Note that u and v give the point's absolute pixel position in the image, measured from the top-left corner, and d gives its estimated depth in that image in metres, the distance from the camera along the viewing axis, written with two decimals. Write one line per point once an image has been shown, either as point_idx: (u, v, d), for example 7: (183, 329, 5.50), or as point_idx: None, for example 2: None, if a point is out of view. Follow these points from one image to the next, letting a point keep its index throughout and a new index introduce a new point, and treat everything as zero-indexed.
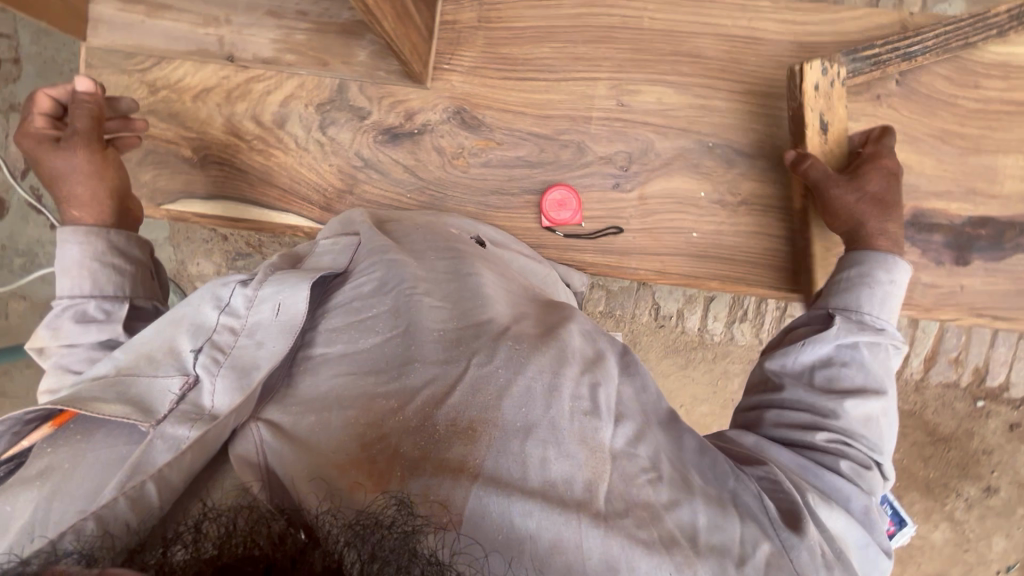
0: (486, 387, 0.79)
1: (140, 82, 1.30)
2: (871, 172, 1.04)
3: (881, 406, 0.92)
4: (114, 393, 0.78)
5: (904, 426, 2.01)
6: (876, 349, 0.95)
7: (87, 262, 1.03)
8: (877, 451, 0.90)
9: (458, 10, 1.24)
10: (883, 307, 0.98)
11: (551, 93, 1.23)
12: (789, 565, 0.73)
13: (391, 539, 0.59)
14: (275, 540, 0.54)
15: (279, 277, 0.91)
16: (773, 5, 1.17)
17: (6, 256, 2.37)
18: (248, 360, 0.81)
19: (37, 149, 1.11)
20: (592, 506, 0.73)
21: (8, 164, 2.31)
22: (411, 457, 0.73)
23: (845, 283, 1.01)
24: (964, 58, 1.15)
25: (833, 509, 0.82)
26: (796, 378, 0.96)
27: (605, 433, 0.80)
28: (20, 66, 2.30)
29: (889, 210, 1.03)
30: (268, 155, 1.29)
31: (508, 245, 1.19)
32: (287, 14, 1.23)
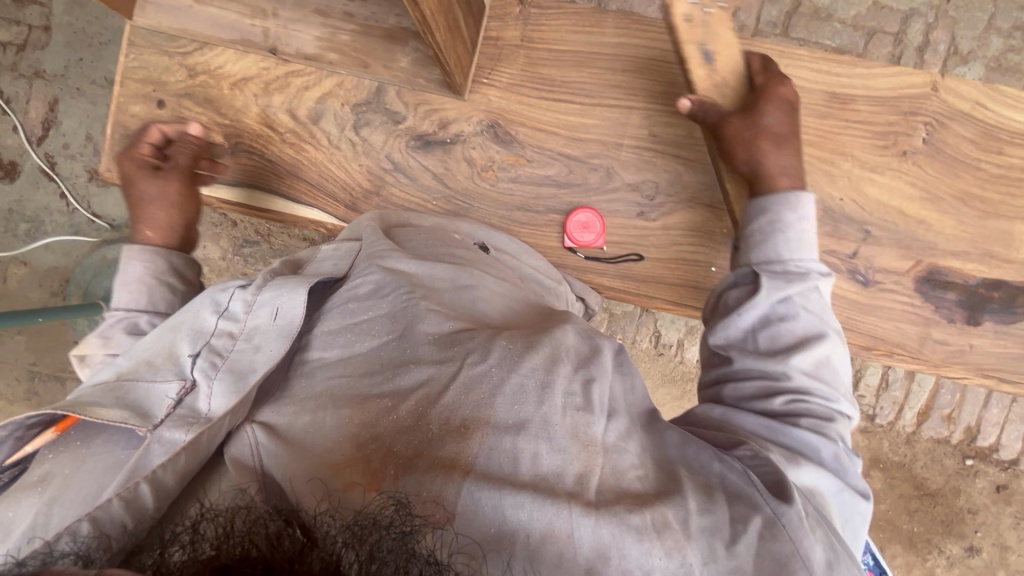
0: (479, 386, 0.78)
1: (180, 65, 1.31)
2: (766, 107, 1.07)
3: (828, 353, 0.94)
4: (113, 398, 0.80)
5: (892, 477, 2.02)
6: (813, 299, 0.97)
7: (145, 276, 1.07)
8: (834, 400, 0.91)
9: (502, 28, 1.27)
10: (801, 245, 1.00)
11: (584, 117, 1.24)
12: (784, 533, 0.71)
13: (389, 540, 0.58)
14: (271, 543, 0.53)
15: (278, 281, 0.93)
16: (810, 54, 1.20)
17: (12, 220, 2.36)
18: (245, 363, 0.83)
19: (134, 171, 1.16)
20: (584, 497, 0.71)
21: (25, 130, 2.33)
22: (404, 455, 0.72)
23: (761, 240, 1.02)
24: (991, 124, 1.18)
25: (803, 465, 0.82)
26: (741, 347, 0.98)
27: (597, 428, 0.78)
28: (50, 34, 2.30)
29: (787, 143, 1.07)
30: (300, 149, 1.30)
31: (520, 255, 1.20)
32: (334, 14, 1.24)
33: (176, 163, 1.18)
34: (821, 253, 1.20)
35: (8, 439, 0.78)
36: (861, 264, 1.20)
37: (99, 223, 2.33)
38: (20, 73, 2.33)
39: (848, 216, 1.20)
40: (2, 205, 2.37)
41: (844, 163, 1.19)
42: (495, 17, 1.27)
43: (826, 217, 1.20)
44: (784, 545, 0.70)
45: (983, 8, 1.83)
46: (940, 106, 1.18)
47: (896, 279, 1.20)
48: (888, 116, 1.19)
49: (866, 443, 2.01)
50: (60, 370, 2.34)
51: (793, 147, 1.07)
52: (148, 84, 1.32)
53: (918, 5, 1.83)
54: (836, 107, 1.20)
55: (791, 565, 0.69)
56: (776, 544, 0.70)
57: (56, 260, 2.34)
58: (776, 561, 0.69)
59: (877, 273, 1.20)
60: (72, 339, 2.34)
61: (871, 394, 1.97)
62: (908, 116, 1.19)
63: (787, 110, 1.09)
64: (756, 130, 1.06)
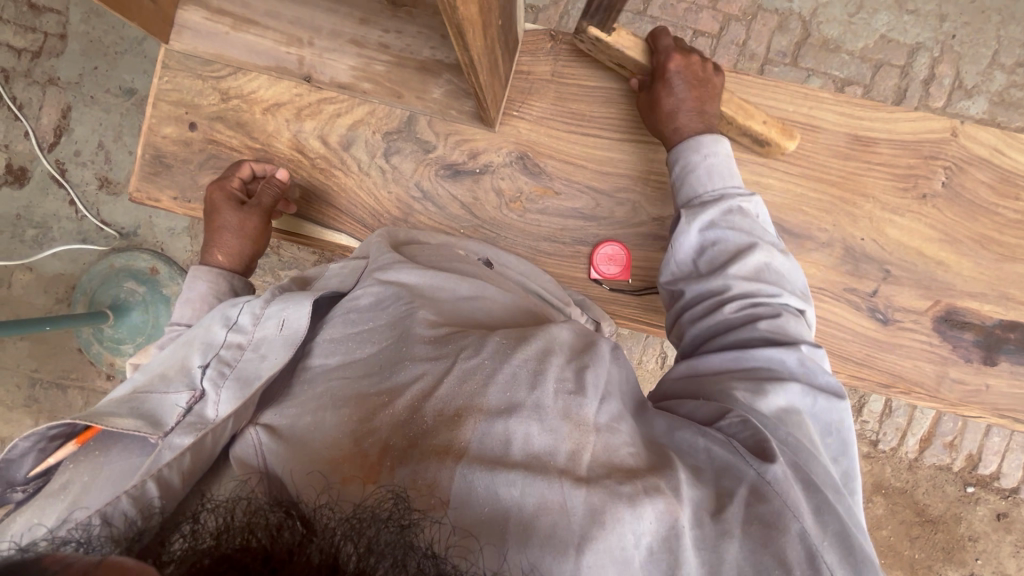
0: (474, 378, 0.76)
1: (213, 89, 1.33)
2: (665, 83, 1.15)
3: (764, 258, 1.01)
4: (127, 408, 0.81)
5: (894, 503, 2.01)
6: (743, 216, 1.05)
7: (208, 295, 1.16)
8: (779, 295, 0.98)
9: (533, 62, 1.29)
10: (715, 176, 1.09)
11: (612, 151, 1.27)
12: (773, 492, 0.71)
13: (387, 533, 0.56)
14: (270, 536, 0.53)
15: (283, 296, 0.93)
16: (834, 98, 1.24)
17: (18, 226, 2.31)
18: (251, 371, 0.84)
19: (222, 202, 1.22)
20: (575, 472, 0.69)
21: (37, 136, 2.29)
22: (399, 446, 0.70)
23: (680, 175, 1.12)
24: (1008, 170, 1.22)
25: (765, 388, 0.86)
26: (688, 277, 1.07)
27: (588, 408, 0.75)
28: (66, 42, 2.26)
29: (686, 111, 1.14)
30: (330, 175, 1.31)
31: (532, 276, 1.21)
32: (369, 44, 1.26)
33: (258, 202, 1.23)
34: (842, 290, 1.22)
35: (31, 450, 0.81)
36: (881, 302, 1.22)
37: (108, 231, 2.28)
38: (33, 79, 2.28)
39: (868, 255, 1.22)
40: (10, 210, 2.32)
41: (865, 204, 1.22)
42: (528, 52, 1.30)
43: (847, 256, 1.22)
44: (773, 505, 0.70)
45: (988, 45, 1.88)
46: (959, 151, 1.21)
47: (915, 318, 1.22)
48: (909, 159, 1.22)
49: (869, 468, 2.02)
50: (60, 378, 2.30)
51: (712, 93, 1.17)
52: (181, 106, 1.34)
53: (924, 39, 1.88)
54: (858, 150, 1.23)
55: (783, 520, 0.69)
56: (766, 506, 0.70)
57: (63, 267, 2.30)
58: (765, 522, 0.69)
59: (897, 312, 1.22)
60: (75, 347, 2.30)
61: (874, 419, 1.99)
62: (928, 160, 1.22)
63: (689, 83, 1.15)
64: (673, 104, 1.14)
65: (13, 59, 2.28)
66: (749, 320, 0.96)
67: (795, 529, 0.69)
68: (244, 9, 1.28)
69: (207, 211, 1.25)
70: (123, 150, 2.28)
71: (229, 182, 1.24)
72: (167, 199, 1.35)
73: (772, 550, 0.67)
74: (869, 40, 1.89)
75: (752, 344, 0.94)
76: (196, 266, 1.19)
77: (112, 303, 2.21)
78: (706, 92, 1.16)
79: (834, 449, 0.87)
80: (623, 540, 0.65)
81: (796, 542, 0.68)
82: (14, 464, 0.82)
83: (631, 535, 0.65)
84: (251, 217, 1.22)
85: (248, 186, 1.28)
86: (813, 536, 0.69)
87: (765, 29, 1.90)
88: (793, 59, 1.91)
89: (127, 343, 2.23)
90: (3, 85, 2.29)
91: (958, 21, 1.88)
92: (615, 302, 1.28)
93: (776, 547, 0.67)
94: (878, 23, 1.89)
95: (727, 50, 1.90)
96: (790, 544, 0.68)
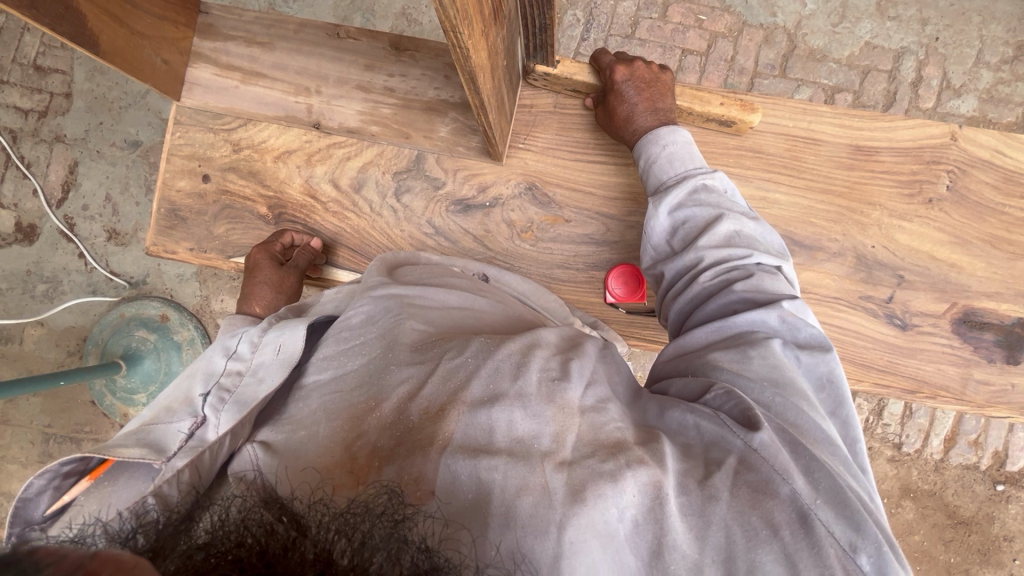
0: (458, 378, 0.74)
1: (224, 141, 1.36)
2: (618, 88, 1.19)
3: (732, 227, 0.99)
4: (133, 439, 0.81)
5: (924, 507, 1.98)
6: (709, 193, 1.05)
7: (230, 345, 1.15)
8: (751, 255, 0.96)
9: (535, 96, 1.32)
10: (681, 161, 1.10)
11: (619, 176, 1.29)
12: (762, 461, 0.68)
13: (382, 528, 0.55)
14: (263, 531, 0.51)
15: (280, 323, 0.94)
16: (832, 111, 1.26)
17: (29, 282, 2.33)
18: (248, 395, 0.84)
19: (264, 261, 1.27)
20: (559, 454, 0.67)
21: (45, 193, 2.32)
22: (386, 447, 0.69)
23: (645, 169, 1.14)
24: (1012, 170, 1.23)
25: (746, 352, 0.83)
26: (665, 257, 1.06)
27: (572, 392, 0.74)
28: (71, 101, 2.31)
29: (641, 110, 1.17)
30: (343, 218, 1.34)
31: (537, 296, 1.22)
32: (375, 89, 1.30)
33: (294, 263, 1.27)
34: (858, 299, 1.23)
35: (46, 489, 0.78)
36: (898, 308, 1.23)
37: (118, 281, 2.30)
38: (40, 138, 2.33)
39: (881, 262, 1.23)
40: (19, 267, 2.34)
41: (874, 213, 1.23)
42: (529, 86, 1.32)
43: (860, 264, 1.23)
44: (761, 473, 0.67)
45: (971, 44, 1.92)
46: (960, 155, 1.23)
47: (934, 322, 1.23)
48: (911, 165, 1.24)
49: (895, 472, 1.98)
50: (75, 432, 2.29)
51: (662, 90, 1.20)
52: (193, 160, 1.37)
53: (908, 43, 1.92)
54: (861, 159, 1.24)
55: (772, 485, 0.66)
56: (754, 473, 0.67)
57: (75, 320, 2.32)
58: (753, 487, 0.66)
59: (914, 317, 1.23)
60: (88, 399, 2.29)
61: (896, 422, 1.97)
62: (930, 164, 1.24)
63: (641, 86, 1.19)
64: (628, 109, 1.18)
65: (20, 120, 2.33)
66: (724, 285, 0.94)
67: (786, 492, 0.65)
68: (252, 63, 1.32)
69: (248, 267, 1.29)
70: (131, 202, 2.32)
71: (273, 244, 1.30)
72: (184, 251, 1.37)
73: (761, 512, 0.64)
74: (855, 47, 1.93)
75: (732, 310, 0.91)
76: (229, 315, 1.18)
77: (123, 352, 2.20)
78: (659, 94, 1.19)
79: (831, 403, 0.82)
80: (606, 514, 0.63)
81: (785, 505, 0.64)
82: (29, 506, 0.77)
83: (614, 510, 0.63)
84: (288, 277, 1.26)
85: (287, 251, 1.34)
86: (805, 498, 0.65)
87: (752, 43, 1.95)
88: (782, 71, 1.95)
89: (139, 394, 2.19)
90: (11, 145, 2.33)
91: (940, 23, 1.92)
92: (631, 323, 1.30)
93: (765, 510, 0.64)
94: (862, 31, 1.93)
95: (717, 67, 1.94)
96: (780, 507, 0.64)
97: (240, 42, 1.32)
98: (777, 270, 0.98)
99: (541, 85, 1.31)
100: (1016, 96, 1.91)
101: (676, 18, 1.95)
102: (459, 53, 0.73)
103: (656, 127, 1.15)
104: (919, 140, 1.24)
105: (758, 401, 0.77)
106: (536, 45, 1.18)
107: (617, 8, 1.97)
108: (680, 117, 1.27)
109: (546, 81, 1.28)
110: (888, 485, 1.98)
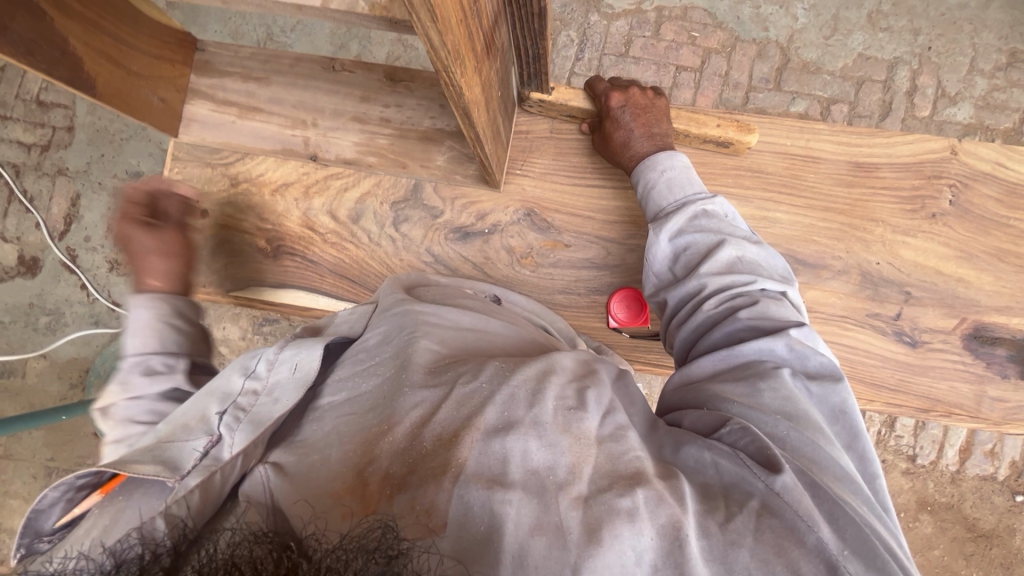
0: (472, 403, 0.73)
1: (222, 176, 1.36)
2: (614, 115, 1.19)
3: (734, 252, 0.98)
4: (150, 455, 0.75)
5: (943, 520, 1.93)
6: (709, 218, 1.04)
7: (153, 321, 1.09)
8: (754, 281, 0.94)
9: (531, 122, 1.32)
10: (682, 185, 1.09)
11: (618, 200, 1.28)
12: (786, 506, 0.65)
13: (375, 565, 0.50)
14: (254, 566, 0.47)
15: (297, 341, 0.90)
16: (829, 128, 1.25)
17: (31, 314, 2.33)
18: (264, 416, 0.78)
19: (129, 228, 1.22)
20: (574, 488, 0.65)
21: (47, 226, 2.33)
22: (397, 474, 0.66)
23: (644, 195, 1.14)
24: (1014, 183, 1.22)
25: (754, 384, 0.81)
26: (668, 285, 1.04)
27: (588, 421, 0.72)
28: (73, 134, 2.33)
29: (636, 135, 1.17)
30: (342, 249, 1.34)
31: (541, 316, 1.21)
32: (372, 120, 1.30)
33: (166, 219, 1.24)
34: (866, 317, 1.21)
35: (59, 500, 0.76)
36: (906, 325, 1.21)
37: (119, 312, 2.30)
38: (43, 171, 2.35)
39: (887, 279, 1.21)
40: (22, 300, 2.34)
41: (877, 229, 1.22)
42: (524, 112, 1.32)
43: (865, 281, 1.22)
44: (786, 517, 0.65)
45: (965, 53, 1.92)
46: (961, 169, 1.22)
47: (944, 338, 1.20)
48: (912, 180, 1.23)
49: (911, 485, 1.94)
50: (77, 465, 2.27)
51: (658, 115, 1.20)
52: (192, 195, 1.37)
53: (902, 53, 1.93)
54: (861, 176, 1.23)
55: (797, 533, 0.63)
56: (778, 519, 0.64)
57: (77, 352, 2.31)
58: (777, 533, 0.63)
59: (924, 334, 1.21)
60: (90, 431, 2.28)
61: (909, 434, 1.93)
62: (932, 179, 1.22)
63: (637, 112, 1.19)
64: (624, 135, 1.17)
65: (22, 154, 2.35)
66: (729, 312, 0.92)
67: (812, 541, 0.63)
68: (248, 98, 1.32)
69: (123, 249, 1.23)
70: None
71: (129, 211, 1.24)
72: None
73: (786, 560, 0.61)
74: (848, 59, 1.94)
75: (738, 338, 0.89)
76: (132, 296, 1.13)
77: None
78: (655, 118, 1.19)
79: (846, 437, 0.80)
80: (623, 557, 0.60)
81: (812, 555, 0.62)
82: (41, 516, 0.76)
83: (630, 552, 0.61)
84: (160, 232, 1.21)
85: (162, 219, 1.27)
86: (832, 548, 0.63)
87: (745, 58, 1.95)
88: (776, 84, 1.95)
89: None
90: (14, 179, 2.35)
91: (932, 33, 1.93)
92: (636, 347, 1.28)
93: (790, 557, 0.62)
94: (854, 42, 1.94)
95: (711, 81, 1.94)
96: (806, 556, 0.62)
97: (236, 77, 1.32)
98: (783, 295, 0.97)
99: (536, 112, 1.31)
100: (1011, 103, 1.91)
101: (669, 36, 1.97)
102: (453, 91, 0.72)
103: (653, 152, 1.15)
104: (919, 154, 1.23)
105: (772, 436, 0.75)
106: (530, 73, 1.18)
107: (609, 28, 1.99)
108: (676, 139, 1.26)
109: (541, 108, 1.29)
110: (904, 498, 1.94)
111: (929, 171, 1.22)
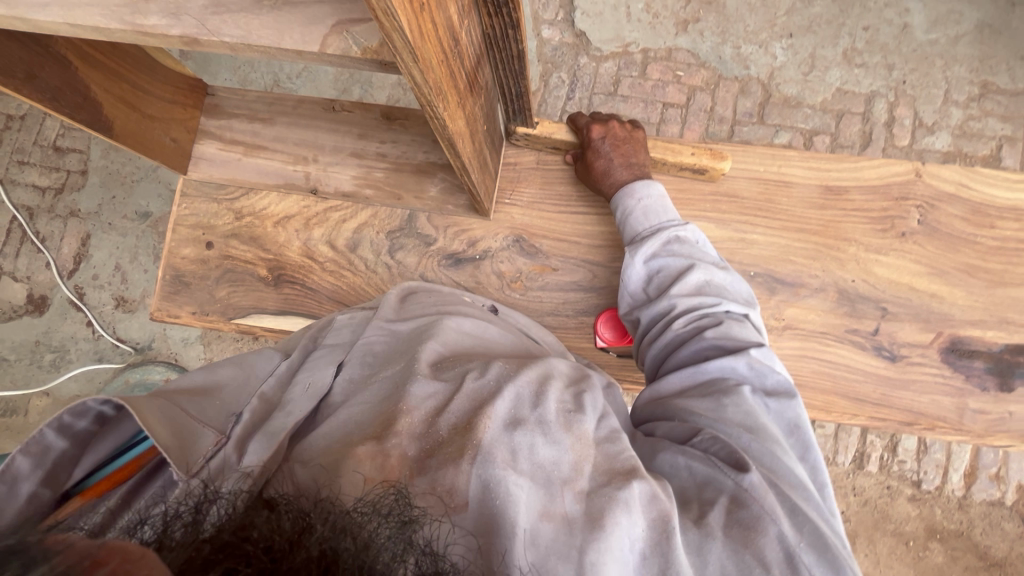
0: (483, 396, 0.76)
1: (227, 210, 1.43)
2: (594, 146, 1.27)
3: (703, 276, 1.04)
4: (161, 414, 0.71)
5: (953, 548, 1.90)
6: (681, 244, 1.10)
7: None
8: (719, 303, 0.99)
9: (518, 154, 1.40)
10: (658, 212, 1.16)
11: (601, 225, 1.34)
12: (751, 502, 0.70)
13: (387, 528, 0.57)
14: (272, 524, 0.52)
15: (311, 363, 0.92)
16: (800, 155, 1.32)
17: (37, 351, 2.38)
18: (277, 426, 0.78)
19: None
20: (578, 483, 0.69)
21: (58, 265, 2.41)
22: (416, 458, 0.69)
23: (621, 220, 1.20)
24: (979, 203, 1.28)
25: (717, 400, 0.85)
26: (641, 304, 1.10)
27: (586, 423, 0.76)
28: (86, 177, 2.44)
29: (616, 164, 1.24)
30: (340, 276, 1.40)
31: (532, 329, 1.24)
32: (368, 155, 1.38)
33: None
34: (844, 333, 1.25)
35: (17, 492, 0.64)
36: (885, 340, 1.25)
37: (123, 347, 2.35)
38: (56, 214, 2.45)
39: (863, 296, 1.26)
40: (29, 337, 2.40)
41: (850, 248, 1.28)
42: (512, 145, 1.40)
43: (842, 298, 1.26)
44: (752, 511, 0.69)
45: (938, 86, 2.03)
46: (927, 190, 1.28)
47: (922, 352, 1.24)
48: (881, 202, 1.29)
49: (918, 512, 1.92)
50: None
51: (636, 146, 1.29)
52: (198, 229, 1.44)
53: (877, 87, 2.04)
54: (832, 199, 1.30)
55: (762, 524, 0.68)
56: (744, 512, 0.69)
57: (81, 388, 2.35)
58: (744, 526, 0.68)
59: (902, 348, 1.24)
60: None
61: (912, 458, 1.92)
62: (900, 201, 1.29)
63: (616, 144, 1.27)
64: (605, 163, 1.25)
65: (37, 197, 2.45)
66: (697, 332, 0.97)
67: (774, 532, 0.67)
68: (253, 137, 1.41)
69: None
70: (139, 270, 2.40)
71: None
72: (187, 314, 1.42)
73: (753, 551, 0.66)
74: (826, 93, 2.05)
75: (705, 356, 0.94)
76: None
77: None
78: (632, 150, 1.28)
79: (799, 448, 0.83)
80: (621, 543, 0.64)
81: (775, 545, 0.67)
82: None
83: (627, 539, 0.65)
84: None
85: None
86: (792, 539, 0.67)
87: (728, 94, 2.06)
88: (759, 118, 2.05)
89: None
90: (28, 221, 2.44)
91: (905, 68, 2.04)
92: (624, 366, 1.32)
93: (756, 548, 0.66)
94: (831, 78, 2.06)
95: (697, 117, 2.04)
96: (770, 547, 0.66)
97: (243, 119, 1.41)
98: (745, 318, 1.01)
99: (523, 144, 1.39)
100: (987, 131, 1.99)
101: (655, 75, 2.08)
102: (437, 123, 0.80)
103: (631, 180, 1.22)
104: (887, 178, 1.29)
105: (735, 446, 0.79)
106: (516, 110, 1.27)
107: (598, 69, 2.11)
108: (655, 168, 1.34)
109: (528, 141, 1.37)
110: (912, 526, 1.92)
111: (898, 194, 1.29)
